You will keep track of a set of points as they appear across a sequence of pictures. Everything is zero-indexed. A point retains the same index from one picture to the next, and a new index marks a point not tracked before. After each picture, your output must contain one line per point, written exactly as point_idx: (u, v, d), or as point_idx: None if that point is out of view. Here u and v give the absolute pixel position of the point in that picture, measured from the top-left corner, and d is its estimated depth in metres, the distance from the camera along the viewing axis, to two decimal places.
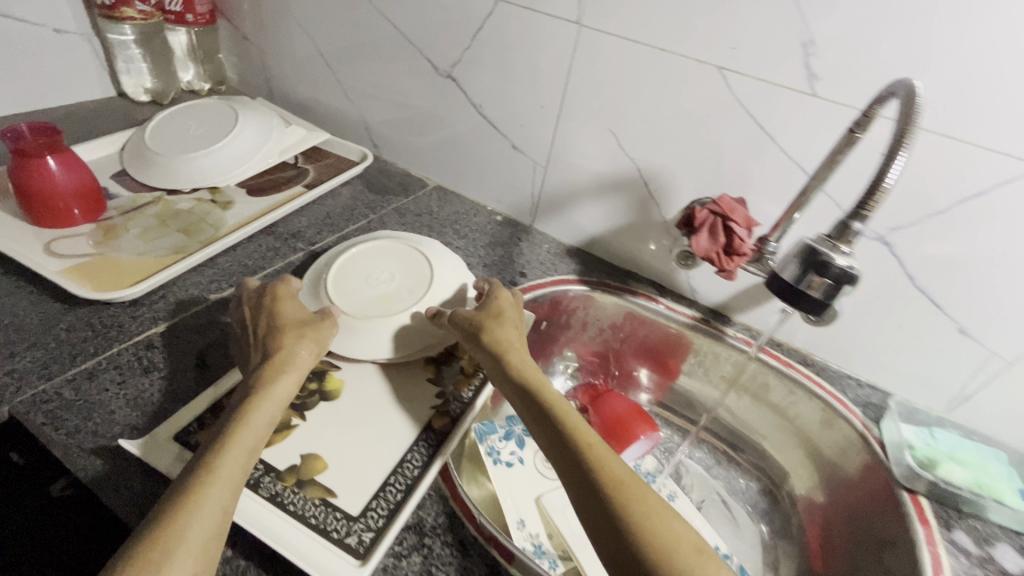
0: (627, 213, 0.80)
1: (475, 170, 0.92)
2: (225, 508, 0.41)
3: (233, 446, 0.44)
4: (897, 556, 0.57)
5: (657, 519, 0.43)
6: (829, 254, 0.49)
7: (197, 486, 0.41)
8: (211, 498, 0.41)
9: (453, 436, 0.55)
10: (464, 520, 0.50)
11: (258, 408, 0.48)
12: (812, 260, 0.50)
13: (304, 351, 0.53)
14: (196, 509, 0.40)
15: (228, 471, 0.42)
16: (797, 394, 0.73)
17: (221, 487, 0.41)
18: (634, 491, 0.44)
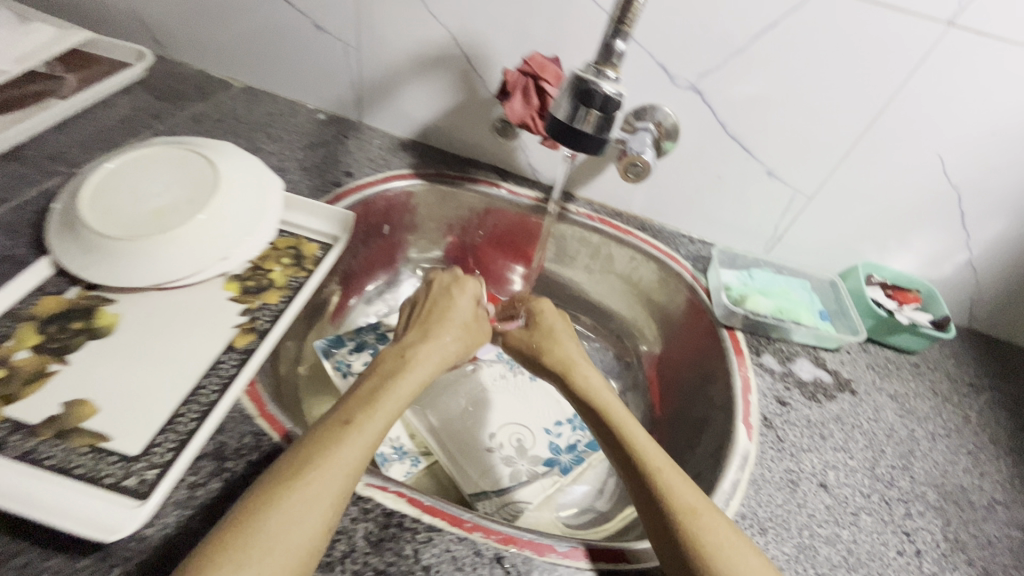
0: (454, 92, 0.73)
1: (282, 61, 0.79)
2: (317, 528, 0.37)
3: (348, 433, 0.43)
4: (717, 389, 0.61)
5: (665, 467, 0.45)
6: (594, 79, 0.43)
7: (290, 477, 0.39)
8: (320, 487, 0.38)
9: (260, 353, 0.49)
10: (273, 437, 0.45)
11: (387, 395, 0.48)
12: (580, 88, 0.43)
13: (435, 356, 0.56)
14: (285, 499, 0.37)
15: (348, 456, 0.41)
16: (638, 259, 0.74)
17: (329, 479, 0.39)
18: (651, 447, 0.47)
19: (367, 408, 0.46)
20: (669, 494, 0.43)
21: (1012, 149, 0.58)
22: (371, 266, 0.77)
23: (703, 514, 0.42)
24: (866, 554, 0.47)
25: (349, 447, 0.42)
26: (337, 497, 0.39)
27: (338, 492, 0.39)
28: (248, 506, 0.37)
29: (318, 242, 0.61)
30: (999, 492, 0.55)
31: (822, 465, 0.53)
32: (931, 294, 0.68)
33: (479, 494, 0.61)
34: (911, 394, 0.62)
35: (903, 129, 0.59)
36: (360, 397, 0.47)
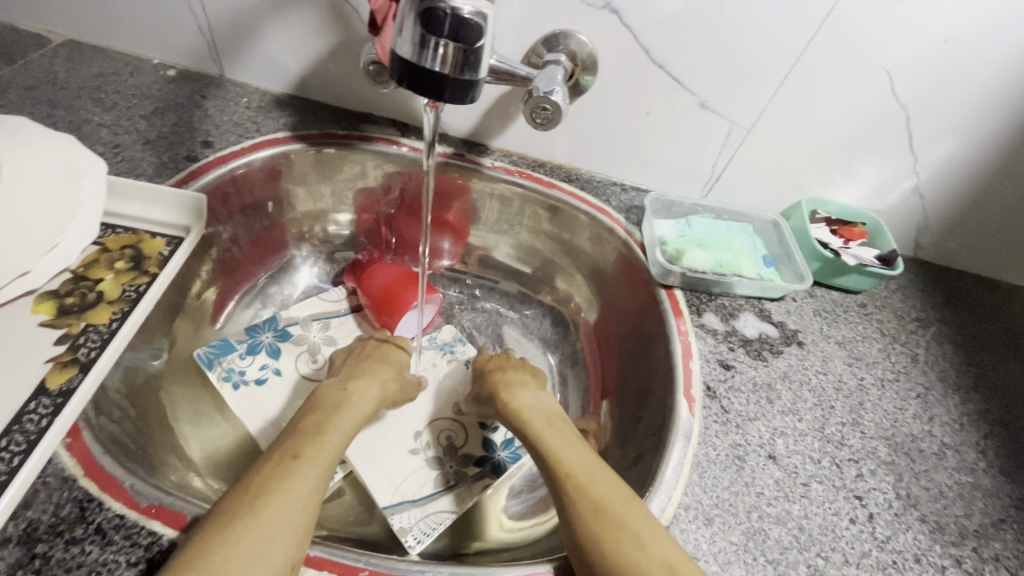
0: (325, 30, 0.59)
1: (105, 4, 0.63)
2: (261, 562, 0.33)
3: (300, 467, 0.40)
4: (657, 358, 0.55)
5: (585, 465, 0.42)
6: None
7: (244, 513, 0.35)
8: (278, 518, 0.35)
9: (82, 392, 0.39)
10: (105, 501, 0.35)
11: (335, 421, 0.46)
12: (426, 11, 0.29)
13: (375, 389, 0.53)
14: (247, 530, 0.34)
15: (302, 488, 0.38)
16: (566, 216, 0.65)
17: (280, 511, 0.36)
18: (569, 449, 0.44)
19: (316, 441, 0.43)
20: (582, 492, 0.40)
21: (965, 58, 0.51)
22: (258, 253, 0.65)
23: (612, 509, 0.38)
24: (818, 529, 0.43)
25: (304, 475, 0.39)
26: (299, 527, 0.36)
27: (300, 521, 0.36)
28: (202, 540, 0.33)
29: (164, 236, 0.49)
30: (950, 435, 0.52)
31: (769, 433, 0.48)
32: (877, 226, 0.63)
33: (397, 507, 0.53)
34: (859, 339, 0.58)
35: (846, 42, 0.51)
36: (302, 432, 0.44)
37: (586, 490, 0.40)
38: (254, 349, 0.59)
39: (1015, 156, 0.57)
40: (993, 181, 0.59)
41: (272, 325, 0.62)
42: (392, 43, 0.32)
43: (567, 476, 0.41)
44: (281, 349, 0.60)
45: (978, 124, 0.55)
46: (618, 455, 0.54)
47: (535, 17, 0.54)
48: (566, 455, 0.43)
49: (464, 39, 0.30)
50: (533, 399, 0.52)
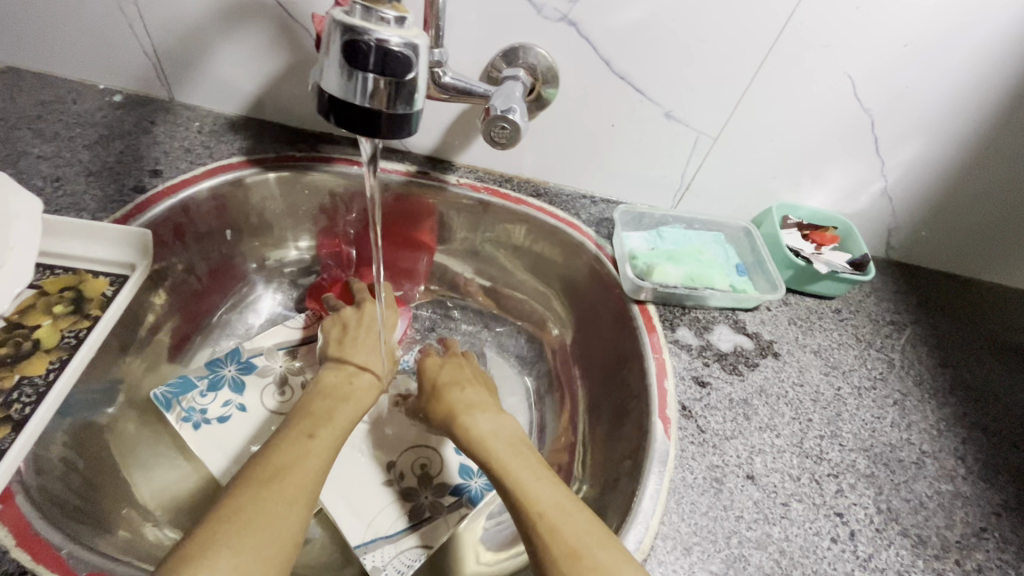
0: (276, 50, 0.57)
1: (43, 29, 0.59)
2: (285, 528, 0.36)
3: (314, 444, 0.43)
4: (632, 377, 0.54)
5: (555, 503, 0.41)
6: (368, 29, 0.28)
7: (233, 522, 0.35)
8: (297, 483, 0.39)
9: (15, 453, 0.36)
10: (40, 571, 0.33)
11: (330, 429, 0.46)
12: (350, 51, 0.28)
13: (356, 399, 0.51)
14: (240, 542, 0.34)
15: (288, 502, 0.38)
16: (535, 231, 0.64)
17: (297, 481, 0.39)
18: (538, 484, 0.43)
19: (328, 423, 0.46)
20: (553, 535, 0.38)
21: (927, 60, 0.50)
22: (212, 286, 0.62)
23: (585, 553, 0.37)
24: (799, 551, 0.42)
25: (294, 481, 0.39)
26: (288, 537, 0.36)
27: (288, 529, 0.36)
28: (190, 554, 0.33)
29: (107, 275, 0.47)
30: (928, 443, 0.51)
31: (747, 452, 0.47)
32: (848, 230, 0.62)
33: (368, 544, 0.51)
34: (835, 347, 0.57)
35: (808, 49, 0.50)
36: (316, 415, 0.47)
37: (558, 533, 0.38)
38: (216, 385, 0.56)
39: (981, 156, 0.57)
40: (961, 181, 0.59)
41: (235, 358, 0.59)
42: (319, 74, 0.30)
43: (538, 517, 0.40)
44: (245, 382, 0.58)
45: (943, 126, 0.55)
46: (596, 479, 0.52)
47: (492, 32, 0.52)
48: (535, 492, 0.42)
49: (393, 70, 0.28)
50: (495, 425, 0.50)
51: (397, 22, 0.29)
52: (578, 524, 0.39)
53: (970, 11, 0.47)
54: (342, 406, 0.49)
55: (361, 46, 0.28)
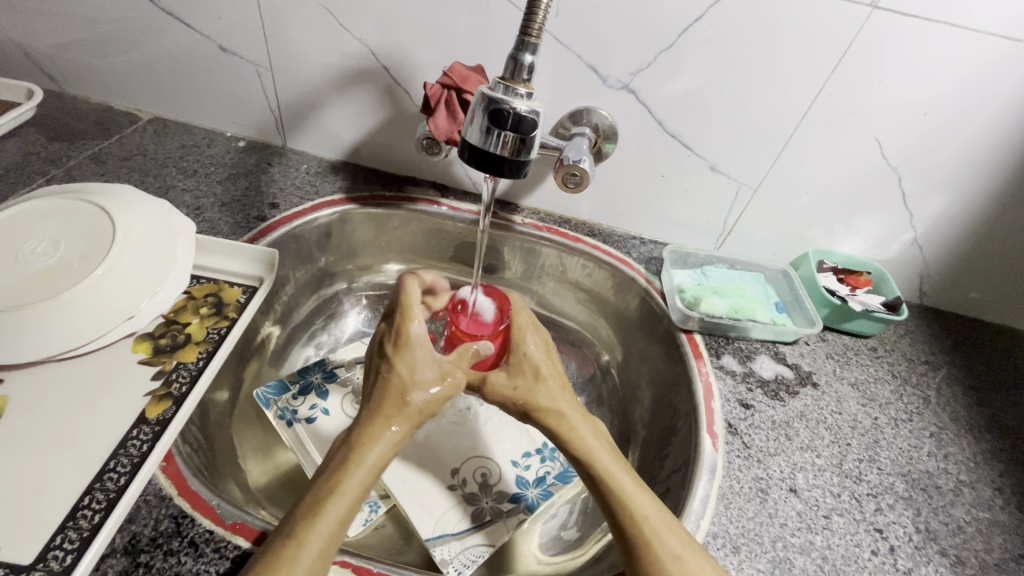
0: (379, 108, 0.68)
1: (191, 88, 0.73)
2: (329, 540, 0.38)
3: (364, 451, 0.43)
4: (680, 398, 0.59)
5: (648, 512, 0.42)
6: (506, 98, 0.39)
7: (287, 548, 0.37)
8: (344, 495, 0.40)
9: (176, 422, 0.44)
10: (197, 517, 0.40)
11: (369, 446, 0.43)
12: (492, 113, 0.38)
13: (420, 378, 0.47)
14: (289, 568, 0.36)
15: (321, 535, 0.38)
16: (589, 266, 0.71)
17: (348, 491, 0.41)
18: (630, 490, 0.44)
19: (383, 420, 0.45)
20: (649, 549, 0.40)
21: (945, 126, 0.57)
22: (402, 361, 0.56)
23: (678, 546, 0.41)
24: (841, 559, 0.46)
25: (332, 509, 0.39)
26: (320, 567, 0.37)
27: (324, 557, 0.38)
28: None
29: (240, 286, 0.56)
30: (965, 473, 0.54)
31: (790, 468, 0.51)
32: (881, 274, 0.68)
33: (437, 538, 0.56)
34: (871, 381, 0.62)
35: (837, 115, 0.58)
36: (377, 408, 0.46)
37: (651, 545, 0.40)
38: (306, 390, 0.63)
39: (1001, 211, 0.62)
40: (986, 233, 0.65)
41: (321, 367, 0.66)
42: (462, 132, 0.41)
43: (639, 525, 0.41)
44: (329, 390, 0.64)
45: (964, 183, 0.61)
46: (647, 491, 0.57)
47: (563, 98, 0.62)
48: (634, 501, 0.43)
49: (521, 130, 0.39)
50: (596, 435, 0.48)
51: (526, 97, 0.40)
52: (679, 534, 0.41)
53: (983, 85, 0.54)
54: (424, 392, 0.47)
55: (501, 110, 0.39)
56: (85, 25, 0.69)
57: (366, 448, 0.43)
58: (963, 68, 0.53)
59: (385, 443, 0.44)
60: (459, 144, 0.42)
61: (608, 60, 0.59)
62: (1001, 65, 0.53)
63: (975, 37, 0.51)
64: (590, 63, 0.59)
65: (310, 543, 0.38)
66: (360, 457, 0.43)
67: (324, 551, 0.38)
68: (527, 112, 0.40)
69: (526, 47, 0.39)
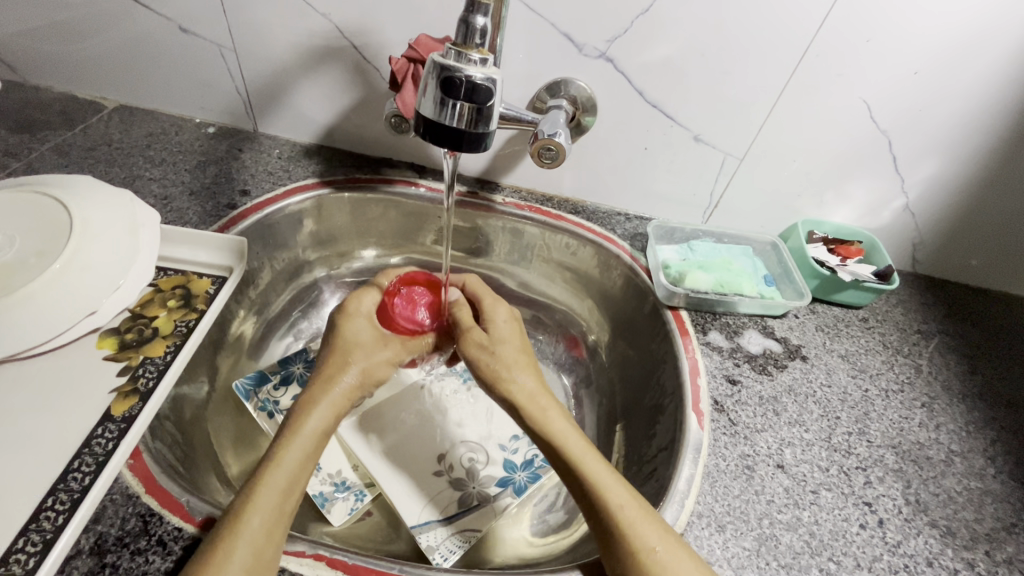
0: (349, 87, 0.65)
1: (154, 74, 0.70)
2: (273, 520, 0.38)
3: (296, 433, 0.44)
4: (666, 376, 0.58)
5: (624, 498, 0.41)
6: (459, 64, 0.36)
7: (234, 520, 0.37)
8: (278, 473, 0.41)
9: (143, 418, 0.43)
10: (164, 514, 0.39)
11: (309, 413, 0.46)
12: (444, 82, 0.36)
13: (361, 357, 0.53)
14: (232, 551, 0.35)
15: (268, 501, 0.39)
16: (573, 245, 0.70)
17: (280, 470, 0.41)
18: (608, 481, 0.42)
19: (313, 402, 0.47)
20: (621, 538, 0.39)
21: (937, 86, 0.55)
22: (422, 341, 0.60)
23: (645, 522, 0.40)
24: (829, 534, 0.45)
25: (273, 479, 0.40)
26: (271, 530, 0.38)
27: (276, 521, 0.38)
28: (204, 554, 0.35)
29: (210, 276, 0.55)
30: (957, 442, 0.53)
31: (777, 444, 0.50)
32: (873, 243, 0.66)
33: (423, 525, 0.55)
34: (862, 352, 0.60)
35: (825, 76, 0.56)
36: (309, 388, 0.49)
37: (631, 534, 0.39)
38: (287, 380, 0.62)
39: (996, 173, 0.60)
40: (981, 197, 0.63)
41: (302, 357, 0.64)
42: (417, 105, 0.38)
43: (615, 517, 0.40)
44: (312, 379, 0.63)
45: (956, 145, 0.59)
46: (634, 470, 0.56)
47: (540, 70, 0.60)
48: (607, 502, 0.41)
49: (477, 100, 0.37)
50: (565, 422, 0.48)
51: (482, 63, 0.37)
52: (648, 536, 0.39)
53: (977, 39, 0.51)
54: (358, 354, 0.53)
55: (455, 79, 0.37)
56: (38, 10, 0.65)
57: (305, 418, 0.46)
58: (958, 21, 0.50)
59: (323, 407, 0.47)
60: (416, 118, 0.40)
61: (583, 27, 0.56)
62: (996, 17, 0.50)
63: None
64: (565, 31, 0.57)
65: (257, 510, 0.38)
66: (300, 426, 0.45)
67: (268, 530, 0.37)
68: (483, 80, 0.37)
69: (478, 8, 0.37)
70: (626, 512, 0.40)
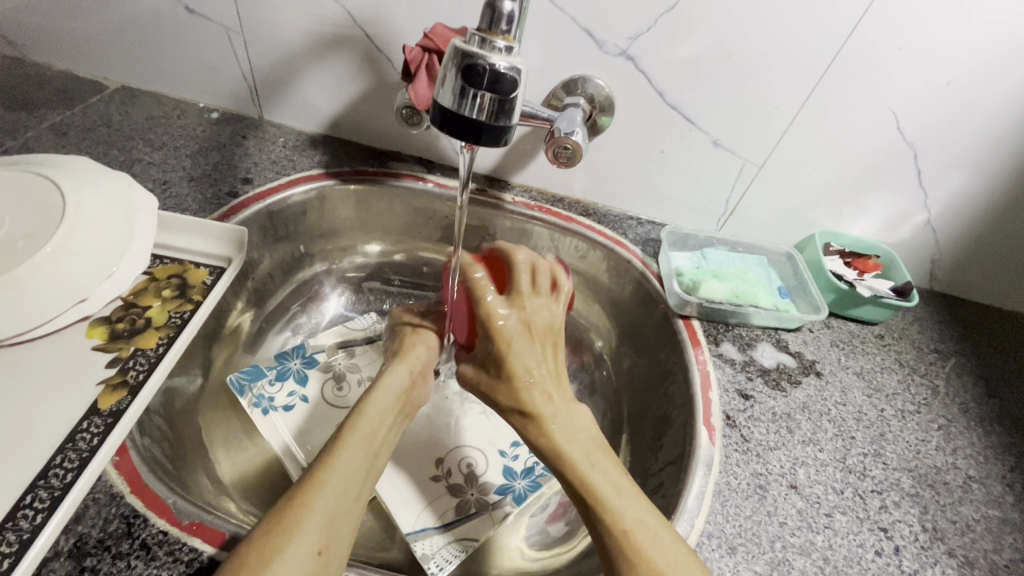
0: (359, 76, 0.63)
1: (157, 55, 0.68)
2: (335, 518, 0.38)
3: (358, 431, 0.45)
4: (675, 387, 0.56)
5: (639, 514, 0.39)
6: (482, 53, 0.34)
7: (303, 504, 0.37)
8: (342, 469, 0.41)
9: (131, 413, 0.41)
10: (152, 516, 0.37)
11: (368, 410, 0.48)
12: (466, 71, 0.34)
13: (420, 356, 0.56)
14: (294, 541, 0.35)
15: (337, 482, 0.40)
16: (583, 248, 0.68)
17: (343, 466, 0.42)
18: (622, 507, 0.39)
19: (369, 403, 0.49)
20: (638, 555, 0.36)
21: (969, 98, 0.53)
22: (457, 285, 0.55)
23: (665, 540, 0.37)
24: (843, 560, 0.43)
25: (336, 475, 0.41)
26: (341, 511, 0.39)
27: (336, 518, 0.38)
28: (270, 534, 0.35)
29: (207, 266, 0.53)
30: (974, 468, 0.51)
31: (791, 463, 0.48)
32: (891, 258, 0.64)
33: (419, 532, 0.53)
34: (878, 371, 0.59)
35: (854, 84, 0.54)
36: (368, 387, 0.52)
37: (648, 560, 0.36)
38: (283, 376, 0.59)
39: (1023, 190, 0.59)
40: (1006, 215, 0.61)
41: (300, 353, 0.62)
42: (434, 94, 0.36)
43: (622, 535, 0.37)
44: (308, 375, 0.60)
45: (984, 160, 0.57)
46: (639, 484, 0.54)
47: (558, 67, 0.58)
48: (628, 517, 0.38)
49: (500, 91, 0.35)
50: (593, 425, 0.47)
51: (506, 51, 0.35)
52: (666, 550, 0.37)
53: (1015, 49, 0.49)
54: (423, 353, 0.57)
55: (477, 69, 0.35)
56: None
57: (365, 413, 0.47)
58: (995, 30, 0.49)
59: (384, 398, 0.50)
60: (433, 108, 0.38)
61: (605, 23, 0.54)
62: None
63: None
64: (586, 27, 0.55)
65: (320, 504, 0.38)
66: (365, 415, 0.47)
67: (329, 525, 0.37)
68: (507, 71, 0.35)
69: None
70: (641, 541, 0.37)
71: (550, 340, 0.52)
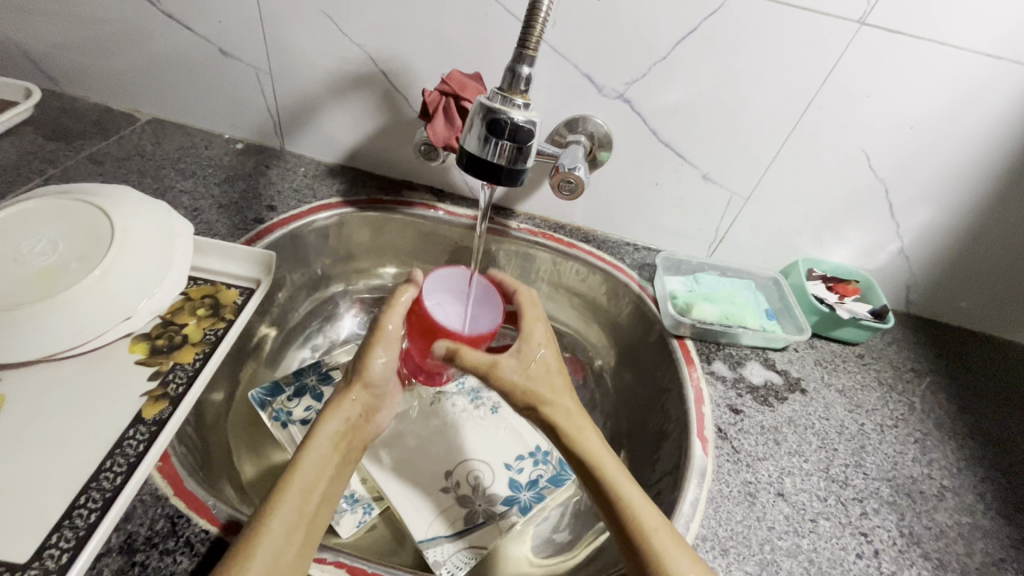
0: (377, 113, 0.69)
1: (190, 91, 0.73)
2: (289, 536, 0.39)
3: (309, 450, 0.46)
4: (671, 403, 0.60)
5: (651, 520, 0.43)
6: (503, 106, 0.40)
7: (258, 520, 0.39)
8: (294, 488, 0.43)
9: (173, 422, 0.45)
10: (192, 517, 0.40)
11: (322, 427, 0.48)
12: (490, 122, 0.39)
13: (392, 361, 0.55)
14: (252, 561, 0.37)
15: (291, 501, 0.41)
16: (584, 272, 0.72)
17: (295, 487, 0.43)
18: (634, 498, 0.45)
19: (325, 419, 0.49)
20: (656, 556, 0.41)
21: (931, 139, 0.59)
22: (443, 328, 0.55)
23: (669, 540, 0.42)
24: (827, 561, 0.47)
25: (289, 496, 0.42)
26: (296, 530, 0.40)
27: (292, 537, 0.39)
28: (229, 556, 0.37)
29: (237, 287, 0.57)
30: (948, 478, 0.55)
31: (778, 472, 0.52)
32: (869, 283, 0.69)
33: (431, 540, 0.56)
34: (858, 388, 0.63)
35: (829, 126, 0.59)
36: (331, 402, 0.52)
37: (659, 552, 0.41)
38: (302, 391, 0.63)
39: (985, 222, 0.64)
40: (971, 244, 0.66)
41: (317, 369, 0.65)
42: (461, 140, 0.41)
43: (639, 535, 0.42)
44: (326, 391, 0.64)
45: (949, 194, 0.62)
46: None
47: (562, 108, 0.63)
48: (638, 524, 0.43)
49: (519, 139, 0.40)
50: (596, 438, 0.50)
51: (523, 107, 0.41)
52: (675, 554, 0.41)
53: (969, 98, 0.55)
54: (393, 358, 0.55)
55: (499, 120, 0.40)
56: (84, 27, 0.69)
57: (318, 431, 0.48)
58: (950, 82, 0.55)
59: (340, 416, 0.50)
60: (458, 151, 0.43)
61: (605, 70, 0.60)
62: (984, 79, 0.54)
63: (958, 52, 0.53)
64: (587, 74, 0.60)
65: (274, 523, 0.39)
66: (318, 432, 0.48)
67: (284, 543, 0.39)
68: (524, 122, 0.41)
69: (522, 59, 0.41)
70: (653, 532, 0.42)
71: (557, 380, 0.54)
